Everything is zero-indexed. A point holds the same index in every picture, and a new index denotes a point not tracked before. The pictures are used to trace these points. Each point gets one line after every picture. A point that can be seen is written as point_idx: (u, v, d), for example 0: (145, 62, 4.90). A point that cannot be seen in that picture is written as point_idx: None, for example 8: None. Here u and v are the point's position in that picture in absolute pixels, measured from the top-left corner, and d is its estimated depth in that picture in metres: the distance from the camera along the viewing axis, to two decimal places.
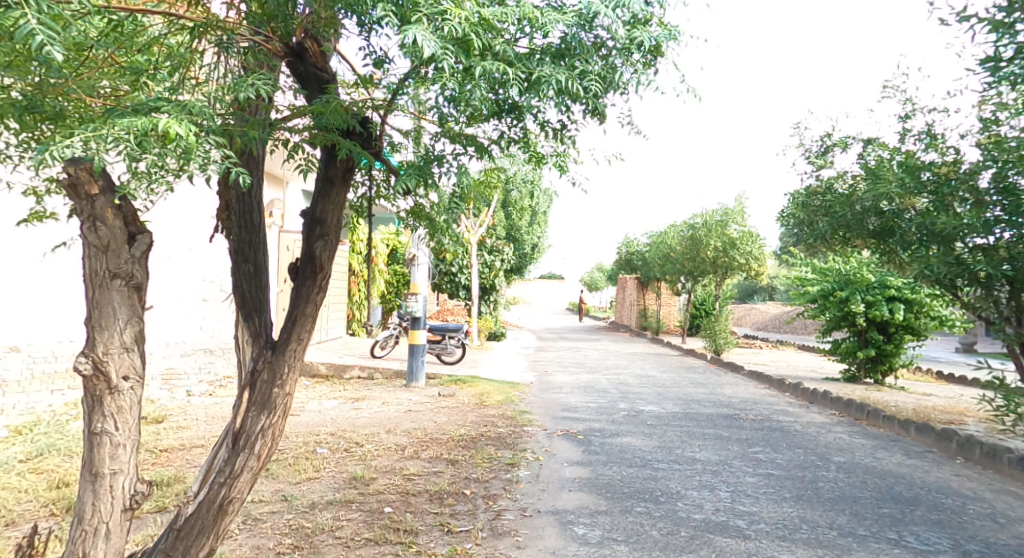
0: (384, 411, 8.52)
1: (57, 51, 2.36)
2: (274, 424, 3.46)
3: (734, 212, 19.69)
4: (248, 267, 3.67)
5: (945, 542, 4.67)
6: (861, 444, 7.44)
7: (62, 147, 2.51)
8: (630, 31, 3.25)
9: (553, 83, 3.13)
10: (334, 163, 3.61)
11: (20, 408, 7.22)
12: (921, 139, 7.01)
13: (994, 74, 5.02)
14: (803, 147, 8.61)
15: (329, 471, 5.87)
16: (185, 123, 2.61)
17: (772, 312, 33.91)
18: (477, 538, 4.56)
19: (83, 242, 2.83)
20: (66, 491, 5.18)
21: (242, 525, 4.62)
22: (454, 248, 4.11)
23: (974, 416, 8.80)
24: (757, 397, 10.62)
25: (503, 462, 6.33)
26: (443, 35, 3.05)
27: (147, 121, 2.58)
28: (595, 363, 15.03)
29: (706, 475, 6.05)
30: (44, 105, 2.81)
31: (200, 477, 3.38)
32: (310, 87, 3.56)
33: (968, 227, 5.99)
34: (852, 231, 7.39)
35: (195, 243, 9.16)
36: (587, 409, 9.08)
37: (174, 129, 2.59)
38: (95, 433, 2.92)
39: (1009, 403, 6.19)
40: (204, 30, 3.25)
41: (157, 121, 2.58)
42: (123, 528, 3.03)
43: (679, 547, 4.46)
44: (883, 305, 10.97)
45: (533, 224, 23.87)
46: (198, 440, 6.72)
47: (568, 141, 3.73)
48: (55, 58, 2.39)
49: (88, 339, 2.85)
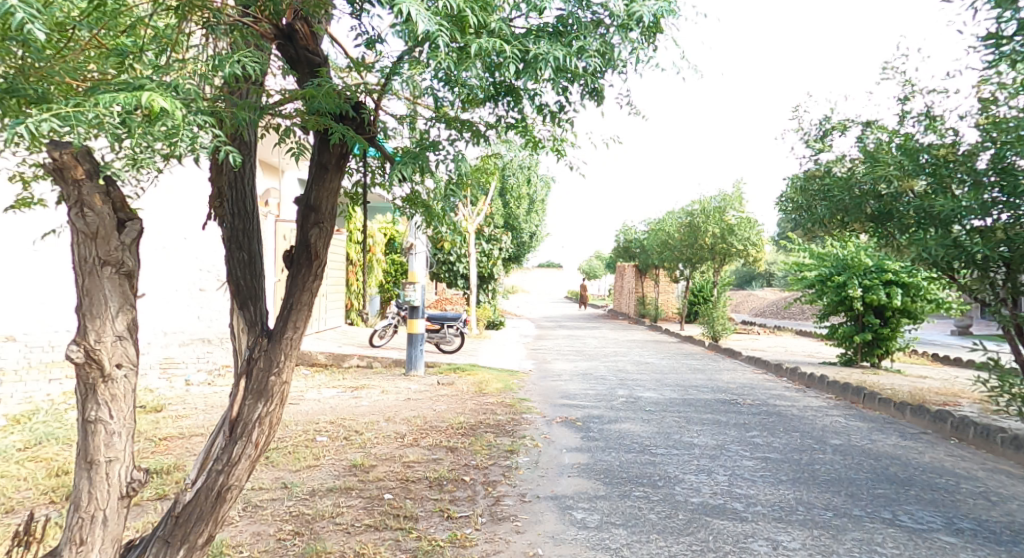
0: (383, 400, 8.55)
1: (37, 27, 2.42)
2: (271, 412, 3.47)
3: (732, 199, 19.65)
4: (241, 255, 3.68)
5: (938, 520, 4.70)
6: (858, 427, 7.47)
7: (39, 120, 2.46)
8: (628, 7, 3.23)
9: (551, 62, 3.09)
10: (328, 149, 3.58)
11: (18, 398, 7.03)
12: (920, 121, 7.03)
13: (995, 51, 5.00)
14: (801, 131, 8.62)
15: (329, 458, 5.89)
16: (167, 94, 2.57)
17: (769, 299, 34.08)
18: (476, 523, 4.58)
19: (71, 229, 2.82)
20: (66, 478, 5.21)
21: (242, 512, 4.65)
22: (451, 237, 4.05)
23: (969, 397, 8.85)
24: (755, 382, 10.64)
25: (502, 448, 6.36)
26: (437, 13, 2.99)
27: (132, 95, 2.52)
28: (595, 351, 15.07)
29: (704, 460, 6.08)
30: (26, 88, 2.75)
31: (197, 466, 3.39)
32: (301, 70, 3.56)
33: (966, 209, 6.00)
34: (851, 215, 7.34)
35: (190, 233, 9.14)
36: (585, 396, 9.11)
37: (159, 103, 2.54)
38: (90, 421, 2.92)
39: (1004, 384, 6.22)
40: (192, 11, 3.27)
41: (141, 96, 2.53)
42: (121, 514, 3.04)
43: (676, 530, 4.49)
44: (880, 289, 11.01)
45: (531, 212, 23.78)
46: (198, 428, 6.73)
47: (565, 124, 3.70)
48: (37, 37, 2.50)
49: (80, 327, 2.85)
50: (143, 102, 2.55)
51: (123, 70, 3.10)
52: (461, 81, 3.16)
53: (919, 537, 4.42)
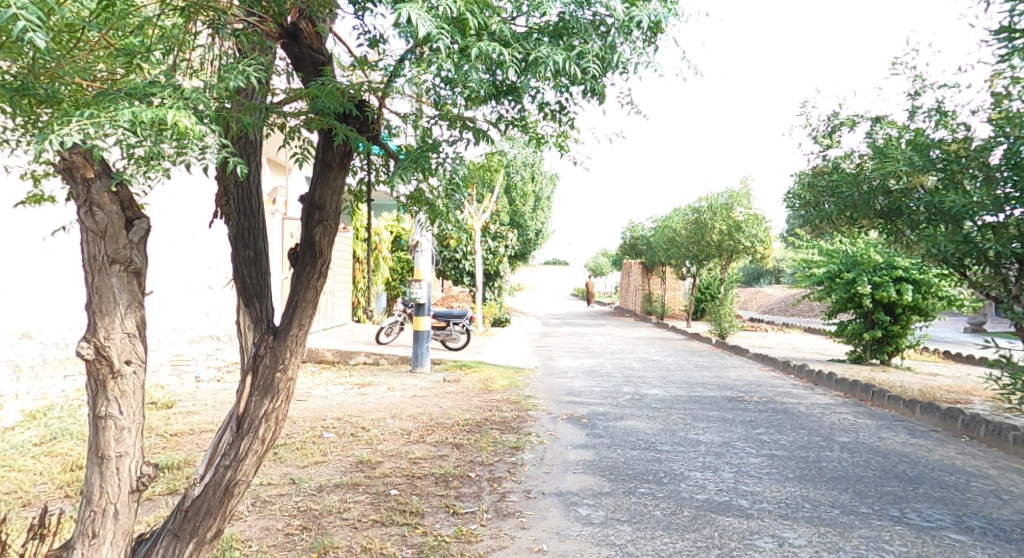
0: (390, 396, 8.61)
1: (39, 37, 2.46)
2: (277, 408, 3.48)
3: (740, 195, 19.62)
4: (248, 252, 3.71)
5: (947, 518, 4.70)
6: (865, 424, 7.45)
7: (62, 135, 2.52)
8: (629, 9, 3.22)
9: (551, 65, 3.09)
10: (332, 148, 3.60)
11: (33, 394, 7.38)
12: (931, 116, 7.00)
13: (1009, 44, 4.96)
14: (809, 127, 8.58)
15: (336, 454, 5.92)
16: (188, 114, 2.64)
17: (777, 296, 34.04)
18: (482, 519, 4.61)
19: (81, 228, 2.86)
20: (80, 473, 5.27)
21: (251, 507, 4.69)
22: (456, 233, 3.98)
23: (979, 395, 8.80)
24: (762, 380, 10.60)
25: (507, 445, 6.36)
26: (438, 15, 2.98)
27: (153, 111, 2.57)
28: (602, 348, 15.08)
29: (710, 456, 6.08)
30: (36, 87, 2.76)
31: (205, 461, 3.42)
32: (306, 69, 3.60)
33: (978, 205, 5.97)
34: (859, 212, 7.28)
35: (199, 231, 9.18)
36: (592, 393, 9.14)
37: (180, 122, 2.60)
38: (100, 416, 2.96)
39: (1015, 381, 6.16)
40: (196, 10, 3.23)
41: (165, 114, 2.58)
42: (132, 509, 3.07)
43: (681, 526, 4.50)
44: (890, 286, 11.00)
45: (537, 209, 23.80)
46: (208, 424, 6.79)
47: (567, 121, 3.69)
48: (41, 45, 2.49)
49: (90, 323, 2.88)
50: (167, 122, 2.61)
51: (132, 70, 3.10)
52: (462, 82, 3.16)
53: (927, 535, 4.41)
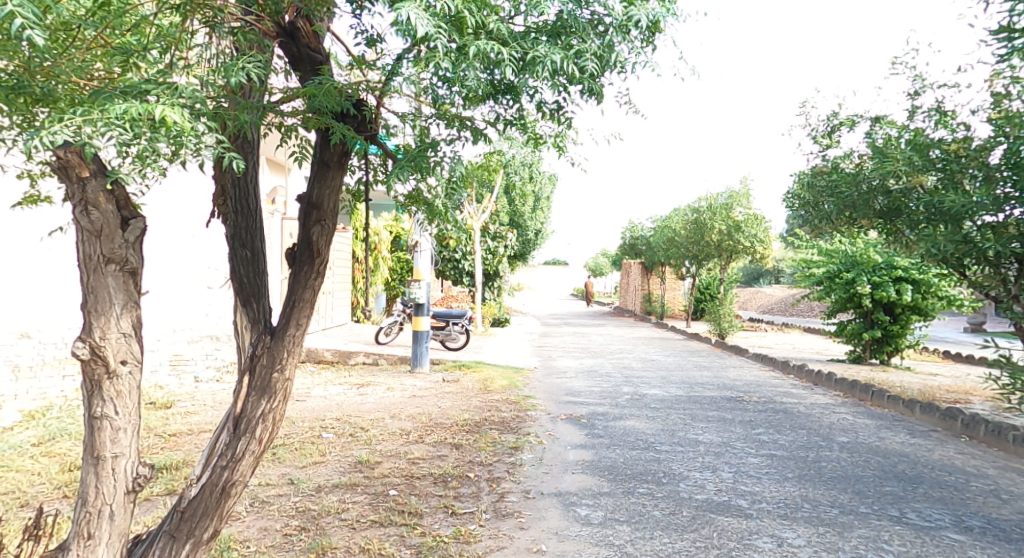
0: (389, 396, 8.60)
1: (36, 34, 2.45)
2: (274, 408, 3.47)
3: (740, 195, 19.62)
4: (245, 252, 3.70)
5: (946, 518, 4.69)
6: (865, 424, 7.44)
7: (52, 133, 2.50)
8: (627, 9, 3.21)
9: (549, 64, 3.08)
10: (329, 148, 3.59)
11: (33, 394, 7.38)
12: (930, 116, 6.99)
13: (1008, 44, 4.95)
14: (809, 127, 8.57)
15: (335, 454, 5.92)
16: (179, 109, 2.62)
17: (777, 296, 34.04)
18: (480, 519, 4.60)
19: (76, 228, 2.84)
20: (78, 473, 5.26)
21: (249, 507, 4.68)
22: (453, 232, 3.97)
23: (979, 395, 8.79)
24: (761, 380, 10.59)
25: (506, 445, 6.35)
26: (435, 13, 2.96)
27: (141, 107, 2.57)
28: (601, 348, 15.07)
29: (710, 456, 6.07)
30: (32, 85, 2.75)
31: (202, 461, 3.41)
32: (303, 68, 3.59)
33: (978, 205, 5.96)
34: (859, 212, 7.29)
35: (197, 230, 9.17)
36: (592, 393, 9.13)
37: (171, 118, 2.59)
38: (96, 417, 2.95)
39: (1014, 381, 6.15)
40: (193, 9, 3.23)
41: (154, 109, 2.56)
42: (128, 509, 3.06)
43: (680, 526, 4.49)
44: (890, 286, 10.99)
45: (537, 209, 23.80)
46: (207, 424, 6.78)
47: (565, 120, 3.68)
48: (38, 42, 2.48)
49: (85, 323, 2.87)
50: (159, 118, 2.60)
51: (128, 69, 3.14)
52: (460, 80, 3.15)
53: (926, 535, 4.41)
